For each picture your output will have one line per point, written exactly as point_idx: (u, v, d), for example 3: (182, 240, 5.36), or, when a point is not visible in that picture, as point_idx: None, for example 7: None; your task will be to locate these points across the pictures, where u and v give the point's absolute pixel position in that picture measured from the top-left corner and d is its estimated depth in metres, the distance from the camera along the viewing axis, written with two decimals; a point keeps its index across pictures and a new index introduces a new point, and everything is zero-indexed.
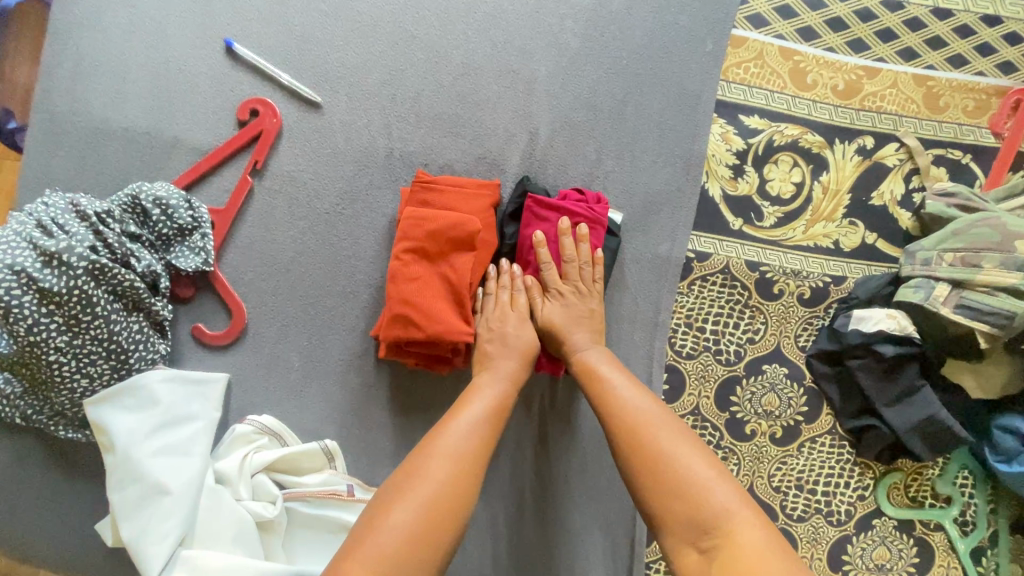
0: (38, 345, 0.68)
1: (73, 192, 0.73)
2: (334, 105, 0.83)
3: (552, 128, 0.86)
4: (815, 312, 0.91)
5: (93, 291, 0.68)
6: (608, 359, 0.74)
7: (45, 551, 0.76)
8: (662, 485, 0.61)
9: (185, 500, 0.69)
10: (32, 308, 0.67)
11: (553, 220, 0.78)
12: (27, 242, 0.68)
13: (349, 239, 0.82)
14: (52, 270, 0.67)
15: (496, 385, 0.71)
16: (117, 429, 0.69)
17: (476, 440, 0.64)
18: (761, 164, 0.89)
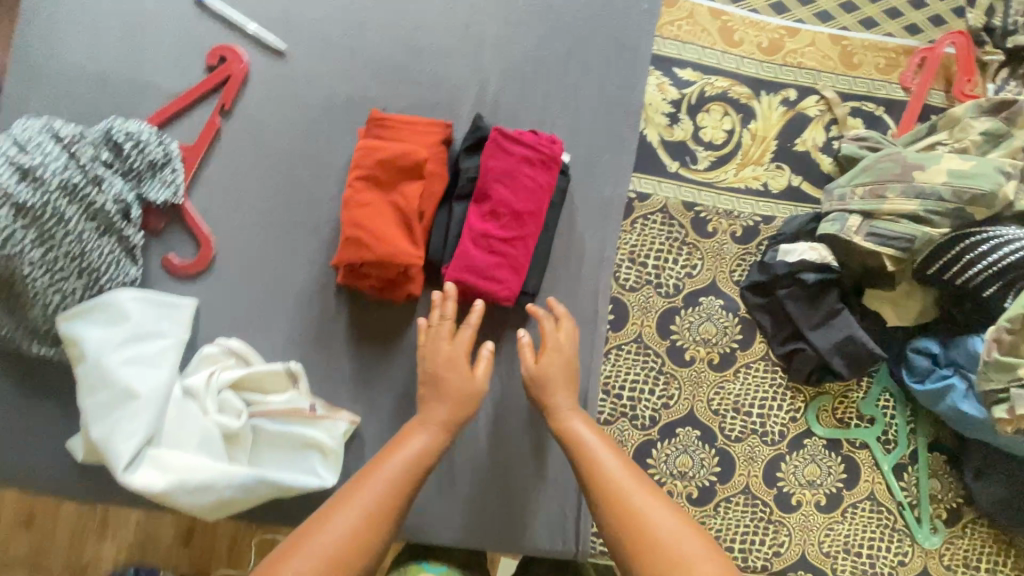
0: (12, 257, 0.72)
1: (49, 117, 0.78)
2: (297, 52, 0.88)
3: (503, 75, 0.92)
4: (747, 249, 0.99)
5: (66, 207, 0.74)
6: (590, 428, 0.80)
7: (17, 470, 0.80)
8: (651, 561, 0.64)
9: (153, 406, 0.74)
10: (7, 221, 0.72)
11: (516, 152, 0.82)
12: (7, 162, 0.73)
13: (312, 176, 0.87)
14: (27, 184, 0.73)
15: (425, 432, 0.76)
16: (90, 340, 0.74)
17: (399, 484, 0.70)
18: (694, 113, 0.98)
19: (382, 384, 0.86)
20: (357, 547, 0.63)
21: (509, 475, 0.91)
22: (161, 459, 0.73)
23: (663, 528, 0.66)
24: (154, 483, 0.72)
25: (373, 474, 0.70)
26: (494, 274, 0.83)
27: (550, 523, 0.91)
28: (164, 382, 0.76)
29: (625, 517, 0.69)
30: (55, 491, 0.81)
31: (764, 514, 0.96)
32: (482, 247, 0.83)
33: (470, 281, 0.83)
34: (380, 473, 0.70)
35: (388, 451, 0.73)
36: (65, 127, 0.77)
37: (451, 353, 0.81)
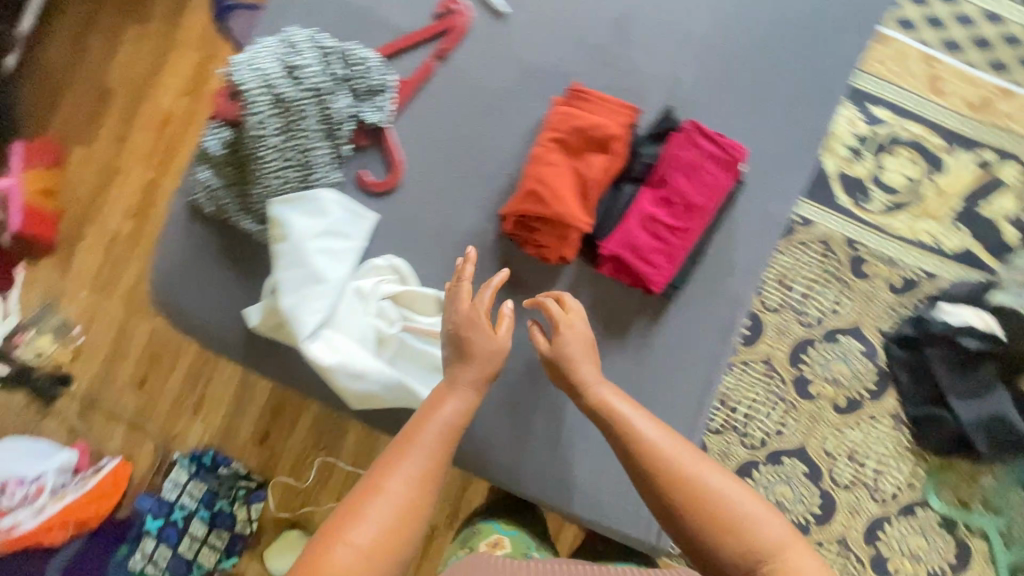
0: (257, 135, 0.84)
1: (314, 31, 0.91)
2: (515, 17, 0.96)
3: (699, 75, 0.94)
4: (902, 301, 0.96)
5: (309, 108, 0.86)
6: (624, 402, 0.79)
7: (202, 323, 0.92)
8: (711, 519, 0.69)
9: (333, 293, 0.85)
10: (265, 104, 0.84)
11: (705, 148, 0.86)
12: (277, 58, 0.86)
13: (502, 132, 0.95)
14: (288, 80, 0.85)
15: (456, 398, 0.79)
16: (292, 226, 0.84)
17: (436, 451, 0.74)
18: (880, 153, 0.96)
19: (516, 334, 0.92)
20: (405, 519, 0.68)
21: (605, 458, 0.93)
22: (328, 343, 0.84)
23: (719, 497, 0.70)
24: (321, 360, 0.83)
25: (407, 446, 0.74)
26: (651, 258, 0.86)
27: (634, 511, 0.92)
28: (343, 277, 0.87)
29: (676, 488, 0.71)
30: (224, 349, 0.93)
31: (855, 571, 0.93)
32: (647, 230, 0.86)
33: (628, 259, 0.86)
34: (414, 447, 0.74)
35: (417, 423, 0.76)
36: (325, 40, 0.90)
37: (468, 314, 0.82)
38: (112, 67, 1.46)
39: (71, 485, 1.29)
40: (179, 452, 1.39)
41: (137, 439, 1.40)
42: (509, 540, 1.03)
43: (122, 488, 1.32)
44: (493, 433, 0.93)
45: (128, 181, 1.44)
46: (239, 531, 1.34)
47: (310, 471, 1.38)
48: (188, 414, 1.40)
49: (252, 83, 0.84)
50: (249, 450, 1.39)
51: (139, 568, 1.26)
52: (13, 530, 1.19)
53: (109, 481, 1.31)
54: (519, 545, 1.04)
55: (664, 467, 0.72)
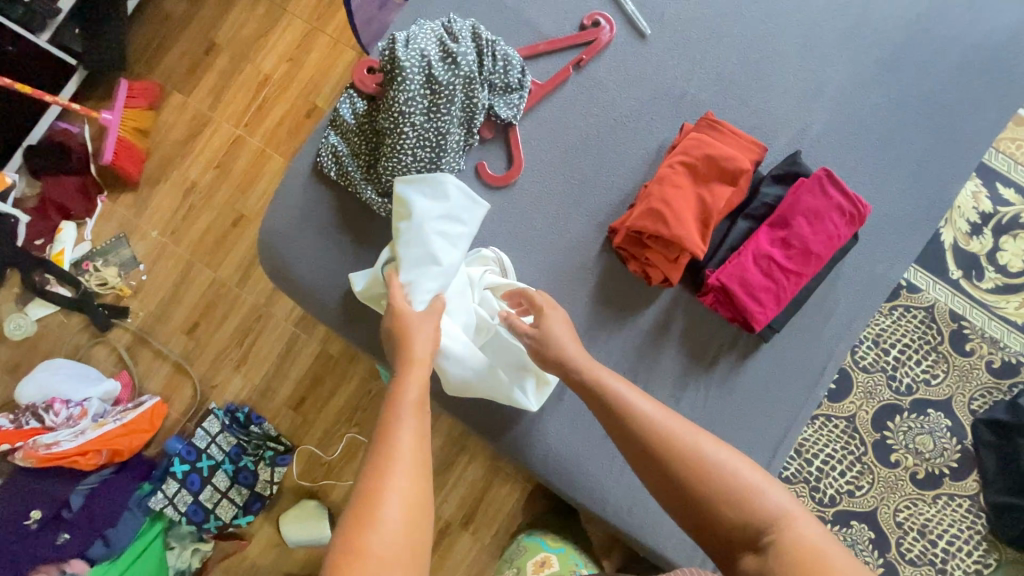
0: (404, 113, 0.88)
1: (474, 21, 0.94)
2: (656, 40, 0.98)
3: (829, 125, 0.95)
4: (998, 384, 0.94)
5: (456, 95, 0.90)
6: (617, 378, 0.76)
7: (303, 282, 0.95)
8: (703, 490, 0.63)
9: (445, 277, 0.86)
10: (417, 86, 0.88)
11: (833, 198, 0.86)
12: (438, 44, 0.90)
13: (624, 148, 0.96)
14: (443, 67, 0.89)
15: (421, 381, 0.70)
16: (417, 207, 0.86)
17: (422, 433, 0.64)
18: (998, 232, 0.95)
19: (603, 345, 0.93)
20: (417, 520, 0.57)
21: None
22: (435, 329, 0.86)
23: (716, 464, 0.64)
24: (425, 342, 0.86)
25: (389, 437, 0.63)
26: (759, 296, 0.86)
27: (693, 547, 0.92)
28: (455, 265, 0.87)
29: (668, 458, 0.66)
30: (318, 308, 0.96)
31: None
32: (760, 267, 0.86)
33: (737, 292, 0.86)
34: (394, 442, 0.62)
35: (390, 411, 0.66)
36: (483, 32, 0.93)
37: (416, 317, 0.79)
38: (229, 23, 1.51)
39: (111, 414, 1.33)
40: (215, 403, 1.41)
41: (184, 381, 1.42)
42: (557, 557, 1.06)
43: (156, 426, 1.35)
44: (565, 440, 0.93)
45: (223, 132, 1.48)
46: (259, 491, 1.35)
47: (339, 446, 1.40)
48: (231, 368, 1.43)
49: (410, 64, 0.88)
50: (284, 414, 1.41)
51: (159, 507, 1.27)
52: (53, 447, 1.23)
53: (146, 419, 1.33)
54: (567, 562, 1.06)
55: (652, 435, 0.68)
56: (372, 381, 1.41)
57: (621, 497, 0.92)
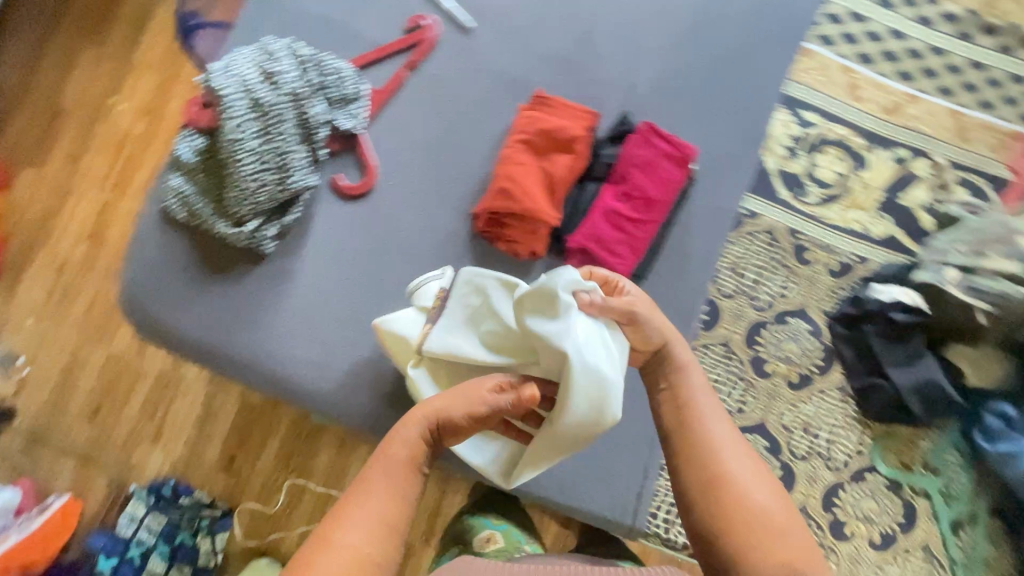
0: (237, 141, 0.87)
1: (291, 39, 0.95)
2: (481, 32, 1.02)
3: (650, 85, 1.04)
4: (840, 284, 1.05)
5: (287, 114, 0.90)
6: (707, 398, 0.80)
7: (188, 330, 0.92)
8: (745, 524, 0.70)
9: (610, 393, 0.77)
10: (244, 112, 0.88)
11: (659, 146, 0.93)
12: (255, 66, 0.90)
13: (473, 136, 1.00)
14: (267, 88, 0.89)
15: (423, 417, 0.75)
16: (538, 320, 0.78)
17: (412, 465, 0.72)
18: (812, 151, 1.07)
19: None
20: (390, 532, 0.66)
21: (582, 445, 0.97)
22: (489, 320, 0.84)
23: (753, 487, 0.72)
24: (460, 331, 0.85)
25: (381, 463, 0.71)
26: (616, 249, 0.93)
27: (612, 497, 0.96)
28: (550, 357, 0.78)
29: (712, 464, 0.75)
30: (197, 355, 0.93)
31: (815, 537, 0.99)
32: (611, 223, 0.93)
33: (595, 250, 0.92)
34: (372, 500, 0.68)
35: (371, 463, 0.71)
36: (302, 49, 0.94)
37: (484, 408, 0.74)
38: (62, 88, 1.43)
39: (13, 527, 1.24)
40: (136, 484, 1.32)
41: (92, 474, 1.32)
42: (501, 534, 1.10)
43: (71, 525, 1.27)
44: None
45: (80, 201, 1.39)
46: (202, 564, 1.28)
47: (279, 496, 1.34)
48: (145, 444, 1.34)
49: (231, 92, 0.87)
50: (213, 477, 1.34)
51: None
52: None
53: (57, 519, 1.26)
54: (511, 538, 1.10)
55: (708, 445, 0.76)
56: (304, 422, 1.37)
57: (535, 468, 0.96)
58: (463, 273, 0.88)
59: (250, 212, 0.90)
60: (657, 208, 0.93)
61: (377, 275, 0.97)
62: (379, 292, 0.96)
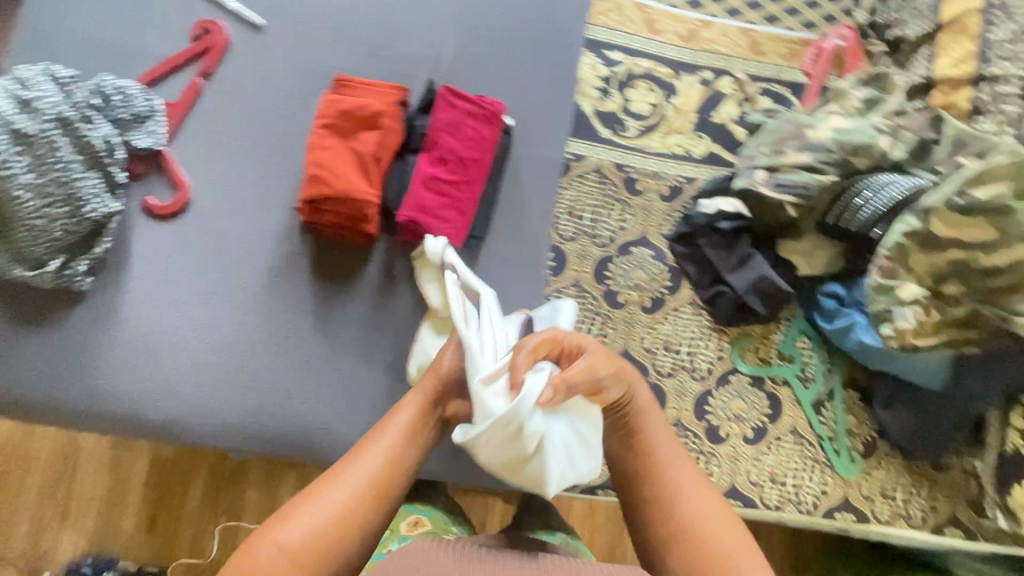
0: (6, 178, 0.82)
1: (48, 63, 0.89)
2: (273, 26, 1.00)
3: (456, 52, 1.05)
4: (674, 206, 1.11)
5: (59, 139, 0.85)
6: (663, 441, 0.79)
7: (57, 361, 0.89)
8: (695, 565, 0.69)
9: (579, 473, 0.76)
10: (5, 146, 0.82)
11: (462, 107, 0.95)
12: (9, 96, 0.84)
13: (284, 131, 0.98)
14: (27, 116, 0.83)
15: (416, 404, 0.77)
16: (516, 447, 0.69)
17: (403, 450, 0.74)
18: (623, 88, 1.12)
19: (342, 316, 0.98)
20: (367, 507, 0.68)
21: None
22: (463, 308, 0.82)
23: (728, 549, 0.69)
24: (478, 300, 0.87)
25: (372, 441, 0.73)
26: (442, 214, 0.94)
27: None
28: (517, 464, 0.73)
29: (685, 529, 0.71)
30: (31, 406, 0.89)
31: (694, 445, 1.05)
32: (431, 189, 0.93)
33: (420, 219, 0.92)
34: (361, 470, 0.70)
35: (374, 432, 0.75)
36: (62, 70, 0.88)
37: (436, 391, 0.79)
38: None
39: None
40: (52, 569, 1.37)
41: (11, 561, 1.37)
42: (428, 516, 0.99)
43: None
44: (344, 415, 0.95)
45: None
46: None
47: (213, 543, 1.41)
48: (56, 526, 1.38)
49: None
50: (137, 540, 1.40)
51: None
52: None
53: None
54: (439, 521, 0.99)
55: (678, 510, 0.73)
56: (223, 464, 1.44)
57: None
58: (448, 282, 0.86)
59: (49, 250, 0.87)
60: (475, 167, 0.95)
61: (212, 290, 0.94)
62: (217, 305, 0.94)
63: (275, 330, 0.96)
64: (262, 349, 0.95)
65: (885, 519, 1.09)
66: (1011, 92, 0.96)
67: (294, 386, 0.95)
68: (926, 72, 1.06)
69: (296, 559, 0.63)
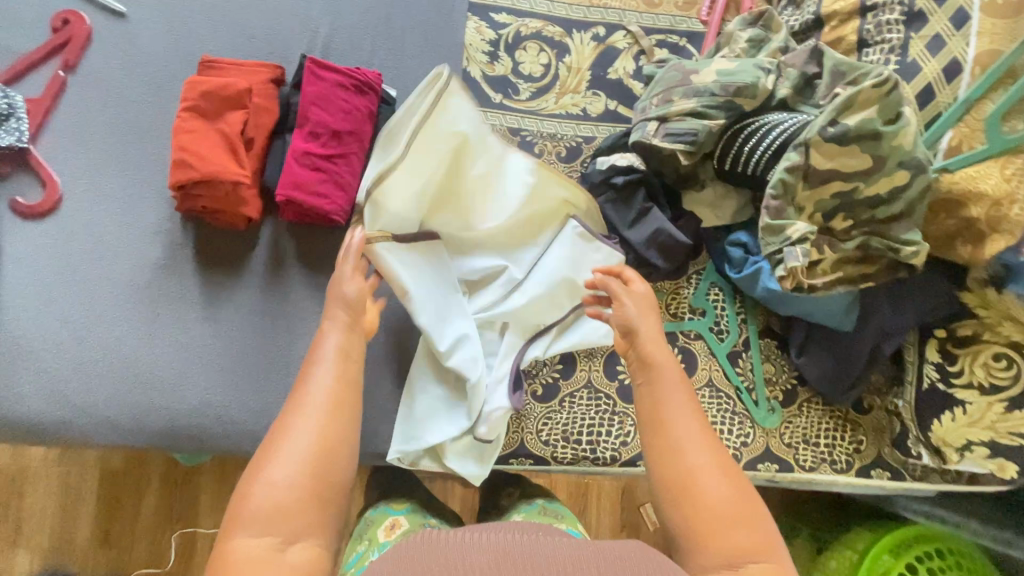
0: None
1: None
2: (138, 14, 0.99)
3: (332, 26, 1.03)
4: (573, 166, 1.08)
5: None
6: (671, 376, 0.73)
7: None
8: (701, 506, 0.63)
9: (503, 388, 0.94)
10: None
11: (331, 79, 0.93)
12: None
13: (159, 121, 0.97)
14: None
15: (336, 334, 0.73)
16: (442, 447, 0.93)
17: (346, 370, 0.69)
18: (512, 50, 1.10)
19: (230, 304, 0.96)
20: (331, 434, 0.63)
21: None
22: (415, 213, 0.96)
23: (738, 541, 0.61)
24: (489, 216, 1.01)
25: (305, 380, 0.67)
26: (320, 190, 0.91)
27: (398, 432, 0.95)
28: (488, 455, 0.94)
29: (692, 505, 0.64)
30: None
31: (607, 406, 1.02)
32: (306, 165, 0.91)
33: (295, 196, 0.90)
34: (306, 406, 0.64)
35: (306, 366, 0.69)
36: None
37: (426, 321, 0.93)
38: None
39: None
40: None
41: None
42: (406, 516, 0.90)
43: None
44: (239, 403, 0.93)
45: None
46: None
47: (171, 550, 1.40)
48: (9, 546, 1.38)
49: None
50: (93, 554, 1.40)
51: None
52: None
53: None
54: (416, 519, 0.91)
55: (684, 476, 0.65)
56: (173, 469, 1.43)
57: None
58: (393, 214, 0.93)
59: None
60: (352, 138, 0.94)
61: (91, 285, 0.92)
62: (95, 301, 0.92)
63: (159, 322, 0.93)
64: (148, 342, 0.92)
65: (809, 467, 1.06)
66: (894, 19, 0.94)
67: (184, 377, 0.92)
68: (816, 8, 1.03)
69: (280, 513, 0.57)
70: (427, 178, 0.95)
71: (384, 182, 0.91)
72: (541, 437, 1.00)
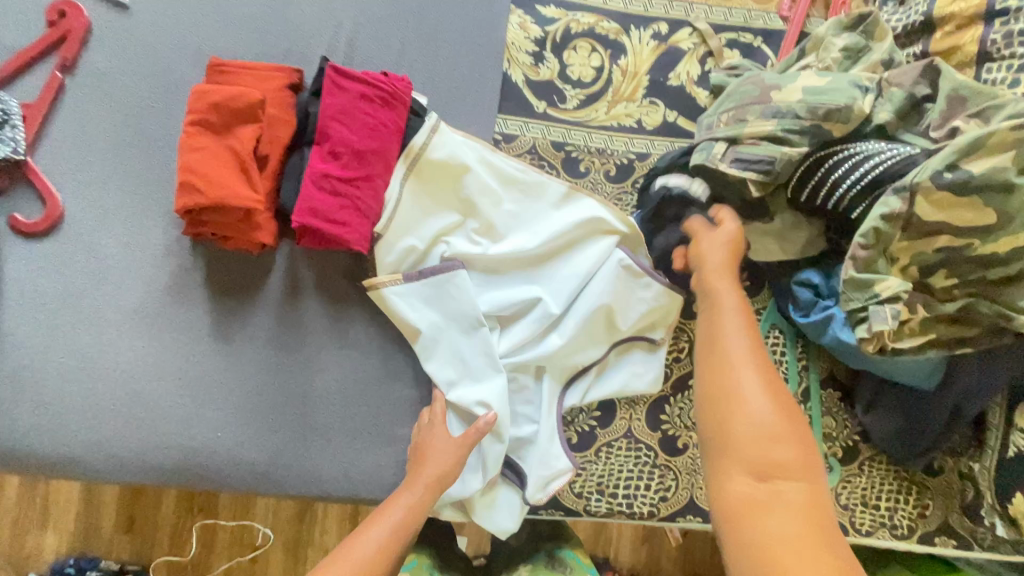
0: None
1: None
2: (141, 6, 0.88)
3: (358, 21, 0.91)
4: (623, 187, 0.96)
5: None
6: (729, 303, 0.71)
7: None
8: (732, 416, 0.61)
9: (554, 449, 0.87)
10: None
11: (356, 89, 0.82)
12: None
13: (166, 130, 0.87)
14: None
15: (412, 492, 0.77)
16: (481, 503, 0.88)
17: (404, 528, 0.73)
18: (560, 51, 0.96)
19: (244, 336, 0.88)
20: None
21: (378, 434, 0.89)
22: (426, 251, 0.89)
23: (771, 452, 0.58)
24: (509, 233, 0.91)
25: (371, 521, 0.73)
26: (340, 217, 0.81)
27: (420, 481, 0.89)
28: (520, 510, 0.89)
29: (727, 415, 0.62)
30: None
31: (647, 458, 0.93)
32: (325, 189, 0.81)
33: (313, 224, 0.80)
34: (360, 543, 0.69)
35: (376, 513, 0.74)
36: None
37: (450, 366, 0.88)
38: None
39: None
40: (36, 570, 1.36)
41: None
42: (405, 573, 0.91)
43: None
44: (255, 441, 0.87)
45: None
46: None
47: (191, 541, 1.38)
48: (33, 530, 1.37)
49: None
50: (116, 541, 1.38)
51: None
52: None
53: None
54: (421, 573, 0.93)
55: (725, 391, 0.63)
56: None
57: (335, 469, 0.88)
58: (403, 246, 0.87)
59: None
60: (378, 156, 0.83)
61: (96, 310, 0.85)
62: (102, 329, 0.85)
63: (168, 354, 0.86)
64: (156, 374, 0.86)
65: (866, 531, 0.98)
66: None
67: (195, 414, 0.86)
68: (926, 9, 0.86)
69: None
70: (435, 213, 0.89)
71: (392, 220, 0.86)
72: (573, 489, 0.93)
